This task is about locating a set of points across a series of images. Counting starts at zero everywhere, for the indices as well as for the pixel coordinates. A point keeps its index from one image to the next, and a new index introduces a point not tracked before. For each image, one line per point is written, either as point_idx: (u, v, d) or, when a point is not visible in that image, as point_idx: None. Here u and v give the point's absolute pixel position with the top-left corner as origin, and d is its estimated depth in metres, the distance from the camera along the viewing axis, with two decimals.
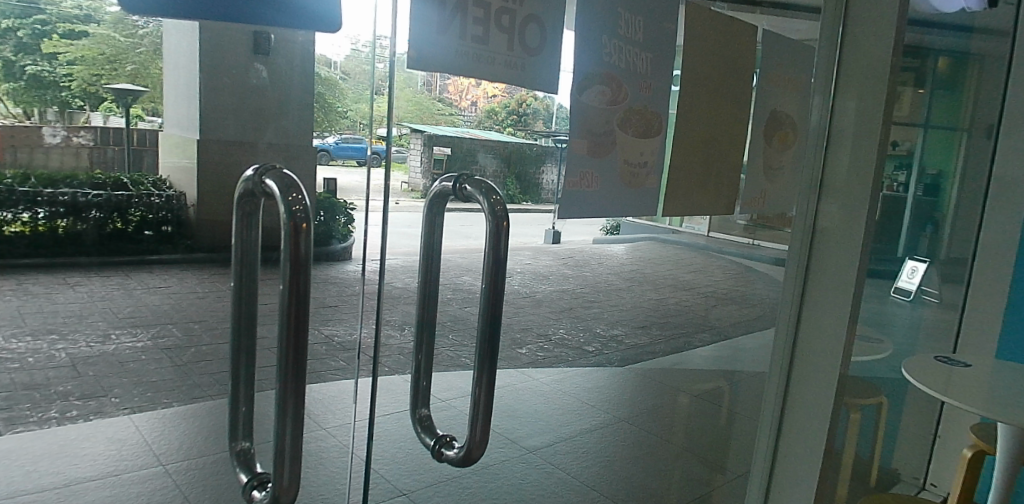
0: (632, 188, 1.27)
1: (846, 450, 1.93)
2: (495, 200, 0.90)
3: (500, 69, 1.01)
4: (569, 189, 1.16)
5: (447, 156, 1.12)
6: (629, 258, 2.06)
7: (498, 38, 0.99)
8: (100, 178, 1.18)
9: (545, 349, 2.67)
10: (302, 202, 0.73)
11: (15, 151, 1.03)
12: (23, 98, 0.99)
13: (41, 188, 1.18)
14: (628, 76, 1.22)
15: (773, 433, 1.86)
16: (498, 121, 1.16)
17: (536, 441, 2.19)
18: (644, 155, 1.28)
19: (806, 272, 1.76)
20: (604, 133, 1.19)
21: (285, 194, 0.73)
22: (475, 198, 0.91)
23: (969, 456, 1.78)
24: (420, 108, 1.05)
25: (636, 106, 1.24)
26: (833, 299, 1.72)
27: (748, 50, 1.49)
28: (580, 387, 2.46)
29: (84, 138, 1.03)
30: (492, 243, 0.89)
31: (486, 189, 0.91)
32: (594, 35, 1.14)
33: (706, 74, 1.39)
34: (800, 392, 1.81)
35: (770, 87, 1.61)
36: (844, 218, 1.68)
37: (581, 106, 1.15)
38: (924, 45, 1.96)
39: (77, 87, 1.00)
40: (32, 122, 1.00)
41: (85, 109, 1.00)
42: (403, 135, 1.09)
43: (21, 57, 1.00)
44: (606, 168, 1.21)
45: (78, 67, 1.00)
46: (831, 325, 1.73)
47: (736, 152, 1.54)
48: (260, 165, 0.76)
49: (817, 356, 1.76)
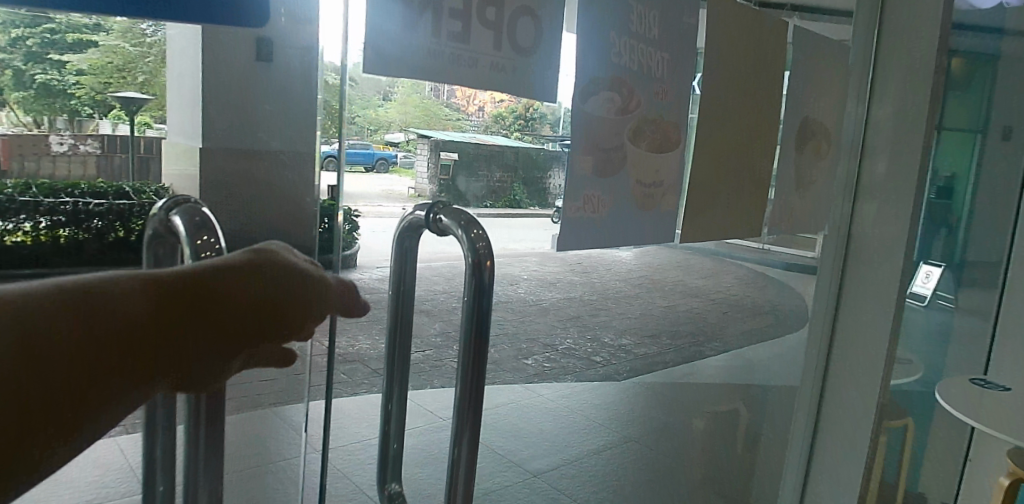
0: (646, 210, 1.17)
1: (875, 474, 1.83)
2: (477, 234, 0.72)
3: (483, 71, 0.91)
4: (572, 215, 1.06)
5: (454, 162, 1.07)
6: (640, 265, 1.95)
7: (480, 33, 0.90)
8: (96, 186, 0.77)
9: (551, 361, 2.41)
10: (215, 247, 0.64)
11: (22, 160, 0.70)
12: (34, 105, 0.71)
13: (27, 200, 0.72)
14: (641, 80, 1.12)
15: (803, 459, 1.77)
16: (505, 126, 1.10)
17: (539, 465, 2.16)
18: (659, 172, 1.19)
19: (840, 290, 1.68)
20: (613, 147, 1.10)
21: (193, 237, 0.64)
22: (450, 231, 0.73)
23: (1007, 485, 1.68)
24: (428, 114, 0.96)
25: (648, 116, 1.15)
26: (869, 320, 1.63)
27: (779, 50, 1.39)
28: (587, 403, 2.43)
29: (92, 147, 0.76)
30: (475, 290, 0.72)
31: (466, 220, 0.73)
32: (598, 34, 1.05)
33: (732, 77, 1.29)
34: (831, 415, 1.71)
35: (804, 86, 1.50)
36: (877, 230, 1.60)
37: (586, 116, 1.05)
38: (958, 46, 1.86)
39: (85, 94, 0.74)
40: (41, 131, 0.71)
41: (94, 118, 0.75)
42: (411, 140, 1.00)
43: (26, 65, 0.69)
44: (615, 189, 1.11)
45: (87, 75, 0.74)
46: (867, 346, 1.64)
47: (765, 162, 1.44)
48: (170, 197, 0.68)
49: (849, 378, 1.67)
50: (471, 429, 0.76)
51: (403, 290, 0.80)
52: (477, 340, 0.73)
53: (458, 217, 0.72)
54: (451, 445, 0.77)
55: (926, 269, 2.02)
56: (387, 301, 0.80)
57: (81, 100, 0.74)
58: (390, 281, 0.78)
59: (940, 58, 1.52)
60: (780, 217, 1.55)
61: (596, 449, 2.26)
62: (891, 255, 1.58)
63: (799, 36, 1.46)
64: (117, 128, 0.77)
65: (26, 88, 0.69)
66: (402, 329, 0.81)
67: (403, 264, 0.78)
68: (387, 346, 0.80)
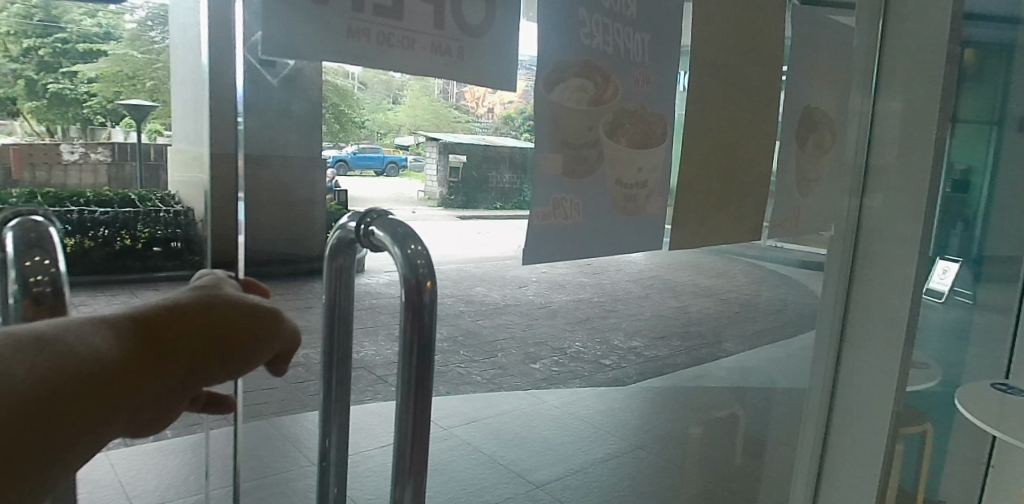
0: (627, 213, 1.11)
1: (892, 484, 1.74)
2: (415, 249, 0.64)
3: (424, 53, 0.81)
4: (539, 223, 0.97)
5: (462, 163, 1.23)
6: (648, 268, 1.92)
7: (417, 7, 0.79)
8: (99, 193, 1.03)
9: (560, 364, 2.73)
10: (48, 271, 0.59)
11: (33, 169, 0.92)
12: (47, 115, 0.93)
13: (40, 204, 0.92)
14: (618, 66, 1.05)
15: (813, 469, 1.70)
16: (514, 128, 1.10)
17: (543, 475, 2.03)
18: (642, 171, 1.13)
19: (848, 293, 1.60)
20: (584, 145, 1.02)
21: (21, 258, 0.59)
22: (385, 246, 0.65)
23: None
24: (437, 116, 1.03)
25: (627, 107, 1.08)
26: (880, 323, 1.55)
27: (773, 37, 1.33)
28: (593, 410, 2.40)
29: (101, 155, 1.02)
30: (411, 312, 0.64)
31: (402, 234, 0.65)
32: (565, 13, 0.96)
33: (722, 67, 1.22)
34: (843, 422, 1.64)
35: (805, 77, 1.44)
36: (892, 230, 1.52)
37: (552, 107, 0.97)
38: (976, 35, 1.78)
39: (98, 104, 0.98)
40: (55, 139, 0.94)
41: (106, 125, 0.99)
42: (420, 143, 1.12)
43: (39, 75, 0.93)
44: (590, 192, 1.04)
45: (97, 85, 0.97)
46: (880, 350, 1.56)
47: (764, 158, 1.38)
48: (19, 222, 0.61)
49: (861, 384, 1.60)
50: (414, 471, 0.67)
51: (340, 311, 0.72)
52: (417, 366, 0.65)
53: (393, 230, 0.65)
54: (389, 490, 0.67)
55: (942, 265, 1.95)
56: (323, 328, 0.73)
57: (93, 109, 0.98)
58: (326, 304, 0.72)
59: (952, 45, 1.43)
60: (780, 219, 1.49)
61: (604, 456, 2.15)
62: (903, 255, 1.50)
63: (795, 26, 1.39)
64: (127, 134, 0.99)
65: (37, 98, 0.93)
66: (341, 356, 0.73)
67: (339, 284, 0.71)
68: (324, 375, 0.73)
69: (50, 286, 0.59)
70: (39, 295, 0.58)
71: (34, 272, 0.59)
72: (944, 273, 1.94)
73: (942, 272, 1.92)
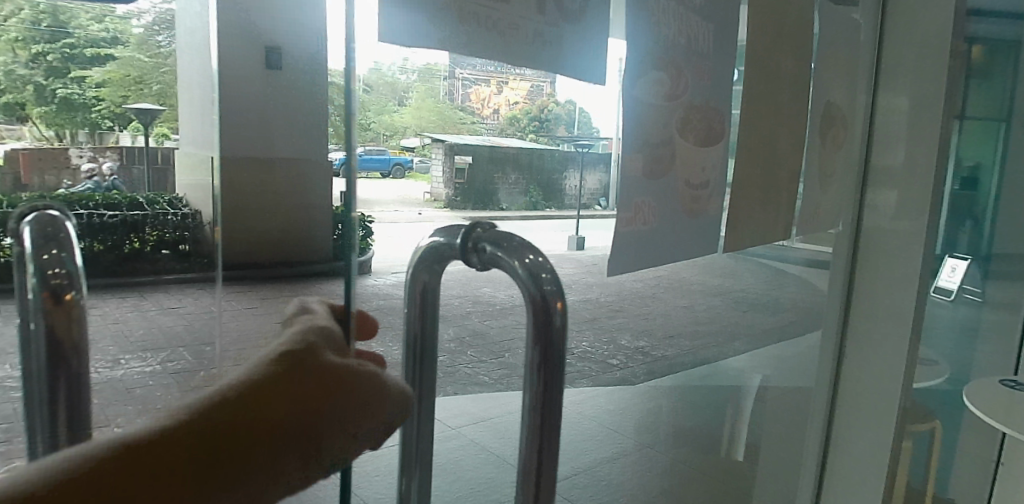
0: (695, 212, 1.14)
1: (900, 482, 1.73)
2: (536, 260, 0.59)
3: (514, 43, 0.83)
4: (624, 230, 1.00)
5: (467, 164, 1.22)
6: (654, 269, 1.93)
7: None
8: (99, 199, 0.91)
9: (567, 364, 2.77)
10: (60, 263, 0.63)
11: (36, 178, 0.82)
12: None
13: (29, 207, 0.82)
14: (685, 60, 1.06)
15: (818, 465, 1.70)
16: (520, 128, 1.24)
17: None
18: (703, 168, 1.14)
19: (854, 289, 1.59)
20: (660, 143, 1.04)
21: (38, 251, 0.62)
22: (499, 259, 0.60)
23: None
24: (444, 117, 1.08)
25: (694, 101, 1.09)
26: (889, 318, 1.54)
27: (794, 31, 1.31)
28: (599, 409, 2.40)
29: None
30: (540, 331, 0.60)
31: (516, 242, 0.61)
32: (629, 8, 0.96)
33: (755, 60, 1.20)
34: (848, 417, 1.64)
35: (818, 72, 1.44)
36: (900, 225, 1.51)
37: (634, 101, 0.98)
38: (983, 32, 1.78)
39: None
40: None
41: None
42: (425, 145, 1.10)
43: None
44: (665, 190, 1.06)
45: None
46: (889, 345, 1.55)
47: (791, 156, 1.40)
48: (36, 215, 0.64)
49: (868, 377, 1.59)
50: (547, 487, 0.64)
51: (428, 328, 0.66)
52: (549, 382, 0.61)
53: (507, 241, 0.60)
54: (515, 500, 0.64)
55: (951, 263, 1.93)
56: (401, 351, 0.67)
57: None
58: (406, 328, 0.65)
59: (956, 41, 1.43)
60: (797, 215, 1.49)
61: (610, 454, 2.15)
62: (911, 251, 1.49)
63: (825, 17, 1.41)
64: None
65: None
66: (423, 389, 0.67)
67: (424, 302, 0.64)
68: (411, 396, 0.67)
69: (69, 279, 0.62)
70: (57, 287, 0.61)
71: (51, 265, 0.62)
72: (952, 271, 1.93)
73: (950, 269, 1.91)
